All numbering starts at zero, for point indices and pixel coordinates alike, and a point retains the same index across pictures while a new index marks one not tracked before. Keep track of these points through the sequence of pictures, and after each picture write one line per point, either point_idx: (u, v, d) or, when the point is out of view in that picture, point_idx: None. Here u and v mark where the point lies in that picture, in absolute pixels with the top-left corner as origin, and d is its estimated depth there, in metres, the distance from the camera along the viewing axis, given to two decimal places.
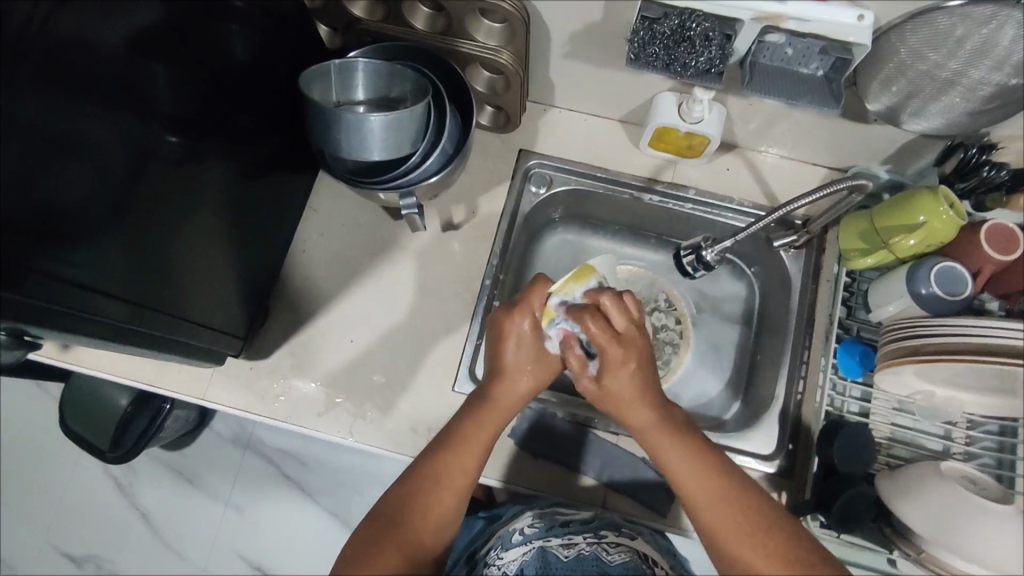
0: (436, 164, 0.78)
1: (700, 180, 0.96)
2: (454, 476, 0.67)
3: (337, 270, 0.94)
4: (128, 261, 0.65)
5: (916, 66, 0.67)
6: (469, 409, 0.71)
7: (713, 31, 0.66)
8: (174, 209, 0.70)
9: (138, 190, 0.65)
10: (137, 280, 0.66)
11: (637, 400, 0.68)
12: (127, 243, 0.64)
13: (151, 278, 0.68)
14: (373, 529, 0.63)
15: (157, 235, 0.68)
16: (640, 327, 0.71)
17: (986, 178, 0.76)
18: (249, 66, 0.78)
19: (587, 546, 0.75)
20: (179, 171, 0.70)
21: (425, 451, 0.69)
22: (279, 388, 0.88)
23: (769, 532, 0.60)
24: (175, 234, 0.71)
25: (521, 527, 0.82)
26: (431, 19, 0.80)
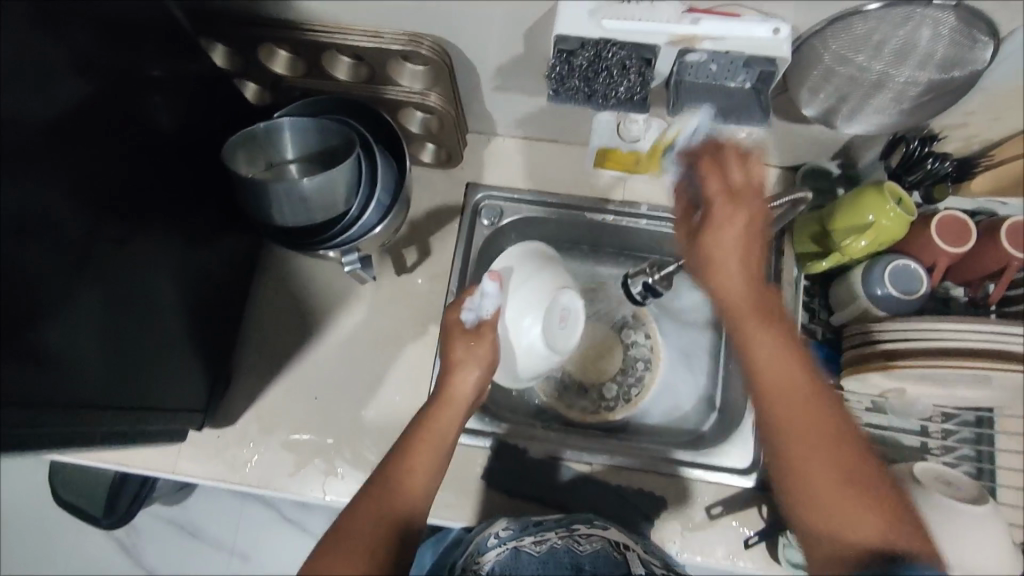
0: (375, 215, 0.77)
1: (651, 195, 0.94)
2: (415, 487, 0.64)
3: (294, 326, 0.93)
4: (97, 364, 0.65)
5: (841, 72, 0.65)
6: (419, 423, 0.69)
7: (629, 59, 0.64)
8: (134, 303, 0.70)
9: (101, 292, 0.65)
10: (102, 381, 0.67)
11: (739, 250, 0.58)
12: (95, 349, 0.65)
13: (117, 370, 0.69)
14: (335, 536, 0.59)
15: (125, 328, 0.69)
16: (758, 188, 0.60)
17: (932, 170, 0.75)
18: (179, 134, 0.76)
19: (560, 540, 0.77)
20: (131, 260, 0.69)
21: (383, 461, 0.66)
22: (247, 454, 0.87)
23: (855, 459, 0.54)
24: (138, 327, 0.71)
25: (496, 529, 0.78)
26: (355, 69, 0.80)
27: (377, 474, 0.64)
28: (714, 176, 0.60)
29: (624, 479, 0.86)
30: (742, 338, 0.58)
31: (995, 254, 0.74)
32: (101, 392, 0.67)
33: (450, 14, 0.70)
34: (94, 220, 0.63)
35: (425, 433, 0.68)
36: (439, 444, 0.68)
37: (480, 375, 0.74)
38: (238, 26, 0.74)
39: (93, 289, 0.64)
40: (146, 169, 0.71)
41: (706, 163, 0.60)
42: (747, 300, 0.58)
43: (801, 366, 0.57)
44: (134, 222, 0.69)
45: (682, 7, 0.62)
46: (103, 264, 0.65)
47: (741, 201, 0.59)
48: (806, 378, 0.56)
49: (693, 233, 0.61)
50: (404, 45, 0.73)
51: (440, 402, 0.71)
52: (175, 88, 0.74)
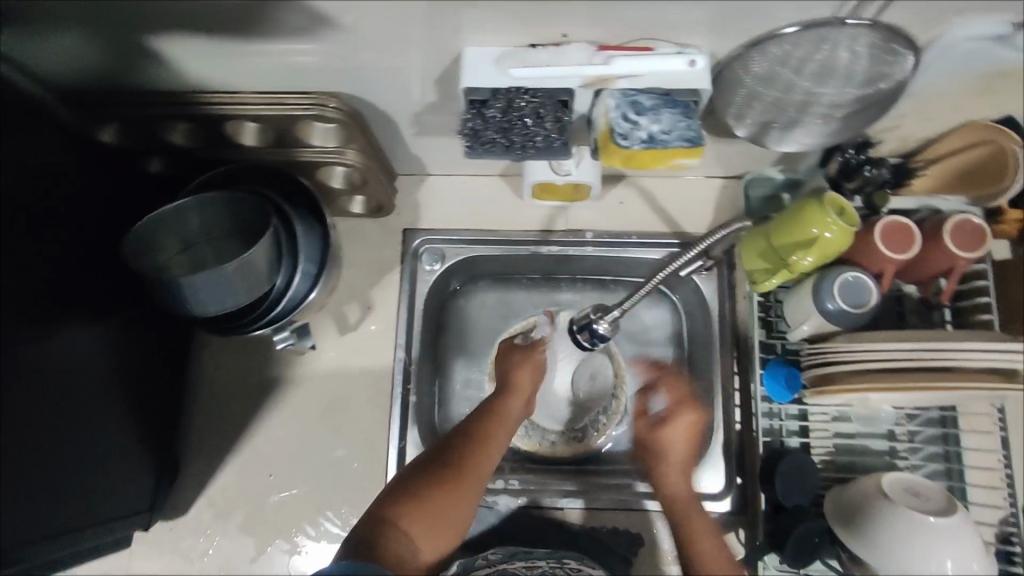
0: (303, 285, 0.74)
1: (595, 220, 0.91)
2: (484, 464, 0.67)
3: (239, 401, 0.88)
4: (26, 500, 0.60)
5: (765, 94, 0.63)
6: (495, 409, 0.73)
7: (543, 107, 0.62)
8: (66, 422, 0.65)
9: (31, 421, 0.60)
10: (31, 515, 0.62)
11: (678, 469, 0.76)
12: (25, 483, 0.60)
13: (50, 498, 0.64)
14: (405, 507, 0.61)
15: (58, 451, 0.64)
16: (694, 406, 0.77)
17: (869, 177, 0.74)
18: (91, 224, 0.70)
19: (550, 570, 0.73)
20: (58, 375, 0.64)
21: (446, 441, 0.68)
22: (204, 543, 0.83)
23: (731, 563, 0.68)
24: (68, 445, 0.66)
25: (485, 553, 0.77)
26: (260, 133, 0.75)
27: (449, 452, 0.66)
28: (673, 390, 0.79)
29: (598, 519, 0.84)
30: (671, 512, 0.73)
31: (943, 254, 0.72)
32: (30, 527, 0.62)
33: (354, 72, 0.66)
34: (15, 338, 0.57)
35: (498, 422, 0.71)
36: (508, 430, 0.72)
37: (535, 373, 0.79)
38: (134, 107, 0.71)
39: (22, 422, 0.58)
40: (59, 266, 0.65)
41: (661, 379, 0.81)
42: (688, 498, 0.73)
43: (692, 508, 0.72)
44: (56, 337, 0.64)
45: (591, 46, 0.58)
46: (31, 387, 0.60)
47: (690, 408, 0.77)
48: (694, 508, 0.72)
49: (652, 423, 0.77)
50: (309, 107, 0.69)
51: (511, 393, 0.75)
52: (76, 173, 0.68)
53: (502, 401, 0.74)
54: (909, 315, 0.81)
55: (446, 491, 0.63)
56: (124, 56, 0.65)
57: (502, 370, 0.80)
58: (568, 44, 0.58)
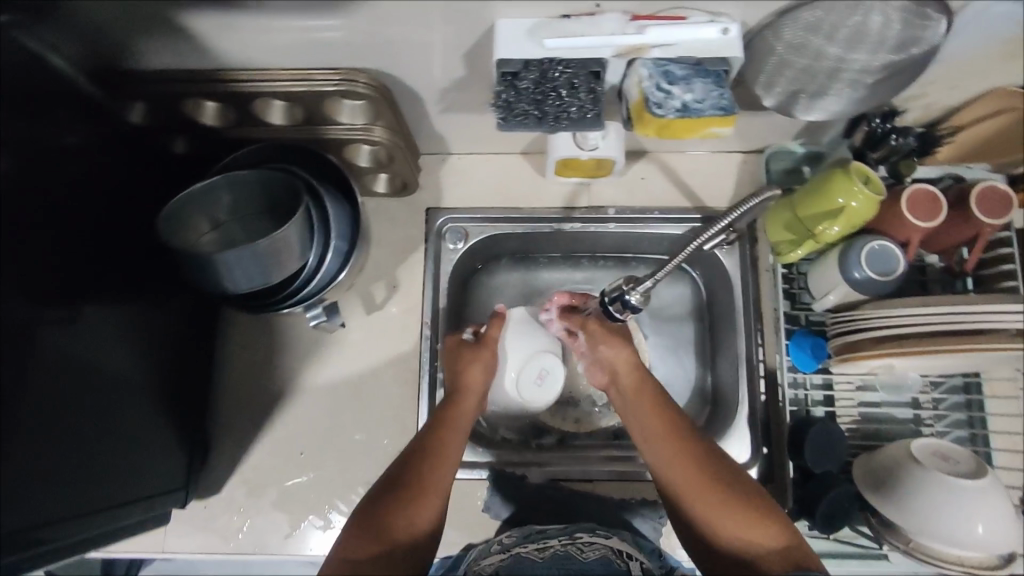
0: (333, 263, 0.74)
1: (617, 197, 0.92)
2: (438, 473, 0.66)
3: (268, 381, 0.89)
4: (63, 476, 0.61)
5: (795, 62, 0.63)
6: (444, 411, 0.73)
7: (577, 77, 0.63)
8: (98, 400, 0.66)
9: (62, 400, 0.61)
10: (69, 492, 0.62)
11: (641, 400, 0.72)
12: (60, 464, 0.61)
13: (86, 476, 0.65)
14: (371, 534, 0.60)
15: (91, 429, 0.65)
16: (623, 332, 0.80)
17: (895, 146, 0.75)
18: (115, 204, 0.70)
19: (562, 546, 0.73)
20: (87, 354, 0.64)
21: (403, 458, 0.67)
22: (238, 521, 0.84)
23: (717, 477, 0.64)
24: (101, 427, 0.66)
25: (500, 537, 0.79)
26: (289, 111, 0.75)
27: (407, 471, 0.65)
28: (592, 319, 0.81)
29: (626, 491, 0.85)
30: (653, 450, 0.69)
31: (969, 223, 0.73)
32: (70, 504, 0.63)
33: (382, 47, 0.66)
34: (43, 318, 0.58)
35: (450, 426, 0.71)
36: (460, 433, 0.71)
37: (487, 369, 0.78)
38: (162, 84, 0.70)
39: (50, 400, 0.59)
40: (88, 247, 0.66)
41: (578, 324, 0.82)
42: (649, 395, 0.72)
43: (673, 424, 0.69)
44: (84, 317, 0.64)
45: (625, 15, 0.58)
46: (59, 367, 0.60)
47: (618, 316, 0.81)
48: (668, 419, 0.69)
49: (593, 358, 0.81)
50: (338, 84, 0.69)
51: (463, 392, 0.75)
52: (101, 154, 0.68)
53: (456, 401, 0.74)
54: (932, 284, 0.81)
55: (409, 509, 0.62)
56: (154, 35, 0.65)
57: (454, 371, 0.78)
58: (601, 14, 0.58)
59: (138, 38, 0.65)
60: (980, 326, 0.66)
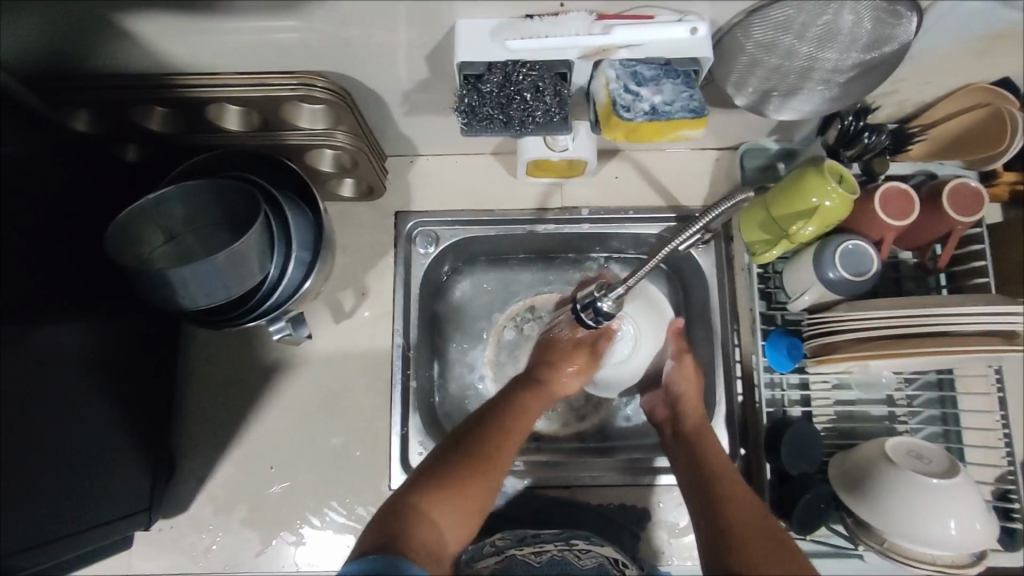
0: (297, 274, 0.72)
1: (591, 196, 0.90)
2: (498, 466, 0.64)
3: (235, 394, 0.86)
4: (16, 509, 0.58)
5: (766, 61, 0.61)
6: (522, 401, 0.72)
7: (542, 79, 0.60)
8: (53, 425, 0.63)
9: (13, 427, 0.58)
10: (23, 522, 0.59)
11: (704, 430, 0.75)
12: (12, 497, 0.58)
13: (43, 504, 0.62)
14: (435, 497, 0.58)
15: (47, 457, 0.62)
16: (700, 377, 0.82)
17: (868, 145, 0.73)
18: (60, 217, 0.66)
19: (557, 551, 0.73)
20: (39, 377, 0.61)
21: (473, 432, 0.66)
22: (207, 539, 0.81)
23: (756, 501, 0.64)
24: (56, 453, 0.63)
25: (492, 539, 0.77)
26: (244, 116, 0.72)
27: (476, 454, 0.63)
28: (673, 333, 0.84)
29: (605, 496, 0.84)
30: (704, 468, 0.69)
31: (943, 220, 0.73)
32: (26, 535, 0.60)
33: (339, 48, 0.63)
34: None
35: (523, 410, 0.70)
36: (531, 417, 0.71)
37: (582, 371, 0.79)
38: (110, 91, 0.67)
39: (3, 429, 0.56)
40: (32, 265, 0.62)
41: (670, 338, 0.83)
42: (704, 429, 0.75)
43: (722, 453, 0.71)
44: (33, 339, 0.61)
45: (591, 14, 0.56)
46: (6, 392, 0.57)
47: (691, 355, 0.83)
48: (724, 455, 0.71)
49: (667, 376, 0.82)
50: (295, 89, 0.66)
51: (548, 381, 0.76)
52: (43, 162, 0.64)
53: (534, 390, 0.74)
54: (906, 281, 0.82)
55: (477, 478, 0.61)
56: (94, 38, 0.61)
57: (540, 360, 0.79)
58: (565, 13, 0.56)
59: (77, 41, 0.61)
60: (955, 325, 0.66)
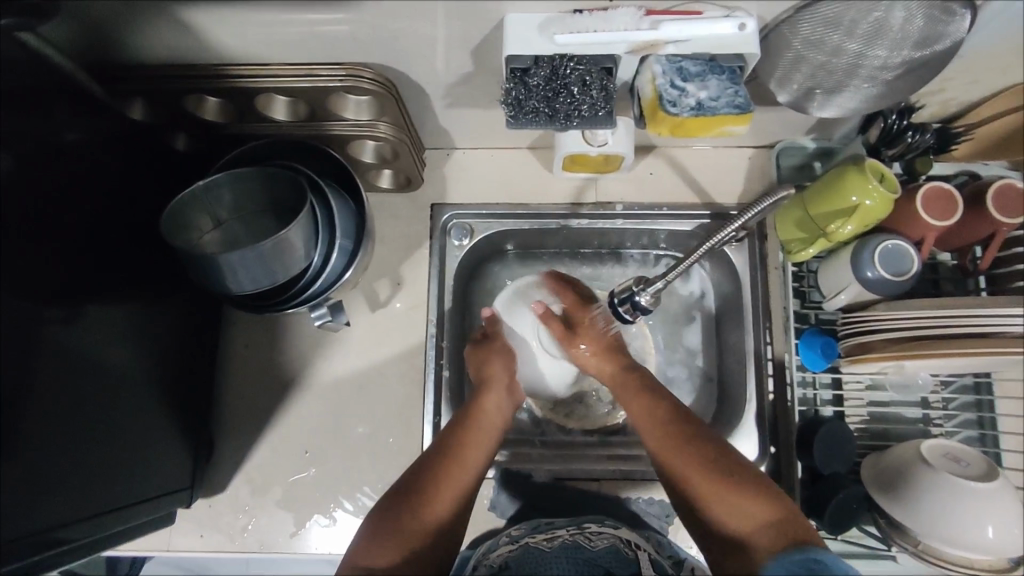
0: (339, 263, 0.73)
1: (625, 192, 0.90)
2: (462, 469, 0.71)
3: (272, 379, 0.88)
4: (67, 482, 0.60)
5: (811, 59, 0.62)
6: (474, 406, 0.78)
7: (588, 74, 0.61)
8: (102, 402, 0.65)
9: (67, 402, 0.60)
10: (73, 495, 0.62)
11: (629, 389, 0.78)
12: (64, 469, 0.60)
13: (91, 478, 0.64)
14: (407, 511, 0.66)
15: (96, 433, 0.64)
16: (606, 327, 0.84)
17: (912, 143, 0.73)
18: (115, 201, 0.68)
19: (570, 536, 0.73)
20: (92, 356, 0.63)
21: (419, 471, 0.70)
22: (243, 519, 0.83)
23: (703, 451, 0.67)
24: (105, 429, 0.65)
25: (509, 530, 0.78)
26: (291, 107, 0.73)
27: (435, 463, 0.70)
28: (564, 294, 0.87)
29: (634, 490, 0.84)
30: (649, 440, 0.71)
31: (986, 222, 0.72)
32: (75, 508, 0.62)
33: (389, 40, 0.64)
34: (38, 319, 0.56)
35: (469, 440, 0.74)
36: (480, 444, 0.74)
37: (509, 364, 0.83)
38: (165, 80, 0.68)
39: (56, 403, 0.58)
40: (90, 248, 0.64)
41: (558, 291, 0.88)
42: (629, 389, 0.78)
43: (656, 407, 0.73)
44: (89, 317, 0.63)
45: (638, 10, 0.57)
46: (62, 368, 0.59)
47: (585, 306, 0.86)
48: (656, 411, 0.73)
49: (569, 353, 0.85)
50: (341, 80, 0.67)
51: (484, 384, 0.81)
52: (99, 148, 0.67)
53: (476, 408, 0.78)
54: (944, 282, 0.81)
55: (442, 488, 0.68)
56: (154, 28, 0.63)
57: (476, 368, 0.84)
58: (615, 9, 0.57)
59: (135, 30, 0.63)
60: (1001, 327, 0.65)
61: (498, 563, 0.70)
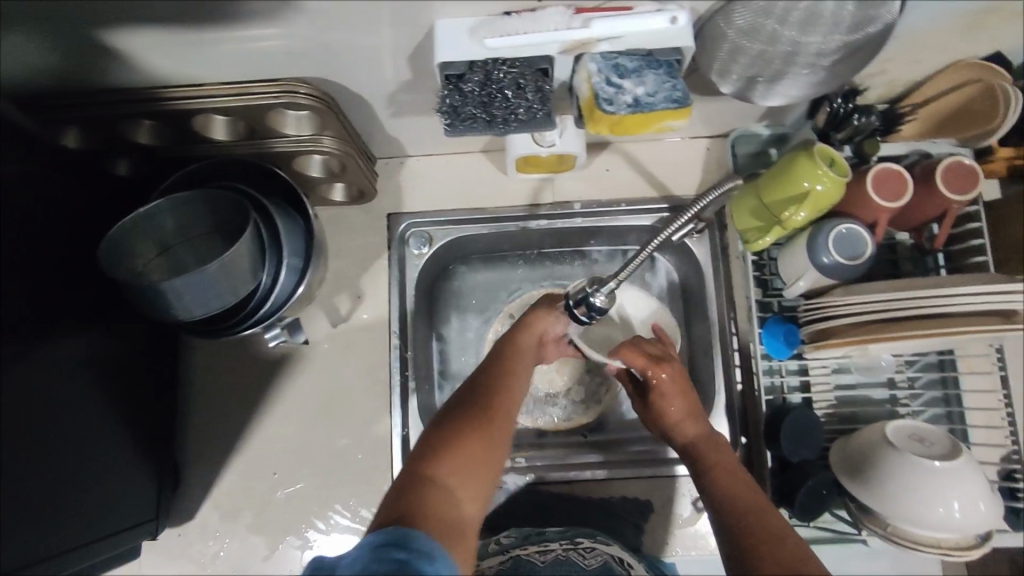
0: (290, 281, 0.72)
1: (582, 191, 0.89)
2: (504, 407, 0.60)
3: (235, 401, 0.87)
4: (21, 525, 0.59)
5: (748, 48, 0.61)
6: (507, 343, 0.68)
7: (523, 76, 0.60)
8: (57, 440, 0.63)
9: (17, 442, 0.58)
10: (29, 538, 0.60)
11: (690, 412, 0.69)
12: (17, 512, 0.58)
13: (47, 518, 0.62)
14: (446, 453, 0.53)
15: (54, 471, 0.63)
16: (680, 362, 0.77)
17: (859, 126, 0.73)
18: (55, 236, 0.67)
19: (563, 551, 0.72)
20: (43, 393, 0.62)
21: (469, 388, 0.61)
22: (214, 546, 0.82)
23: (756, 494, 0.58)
24: (62, 468, 0.64)
25: (497, 537, 0.78)
26: (231, 126, 0.72)
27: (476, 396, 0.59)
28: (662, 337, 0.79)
29: (609, 490, 0.84)
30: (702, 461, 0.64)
31: (938, 199, 0.72)
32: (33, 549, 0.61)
33: (320, 53, 0.63)
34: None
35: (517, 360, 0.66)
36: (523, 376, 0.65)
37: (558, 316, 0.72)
38: (96, 107, 0.67)
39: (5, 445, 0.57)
40: (33, 285, 0.63)
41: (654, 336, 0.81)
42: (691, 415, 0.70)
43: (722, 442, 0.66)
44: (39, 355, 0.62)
45: (569, 9, 0.55)
46: (12, 409, 0.57)
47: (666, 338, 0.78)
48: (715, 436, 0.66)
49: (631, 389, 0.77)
50: (277, 96, 0.66)
51: (520, 328, 0.70)
52: (33, 180, 0.65)
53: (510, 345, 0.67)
54: (903, 262, 0.81)
55: (484, 424, 0.57)
56: (76, 55, 0.61)
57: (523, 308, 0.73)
58: (543, 9, 0.56)
59: (58, 58, 0.61)
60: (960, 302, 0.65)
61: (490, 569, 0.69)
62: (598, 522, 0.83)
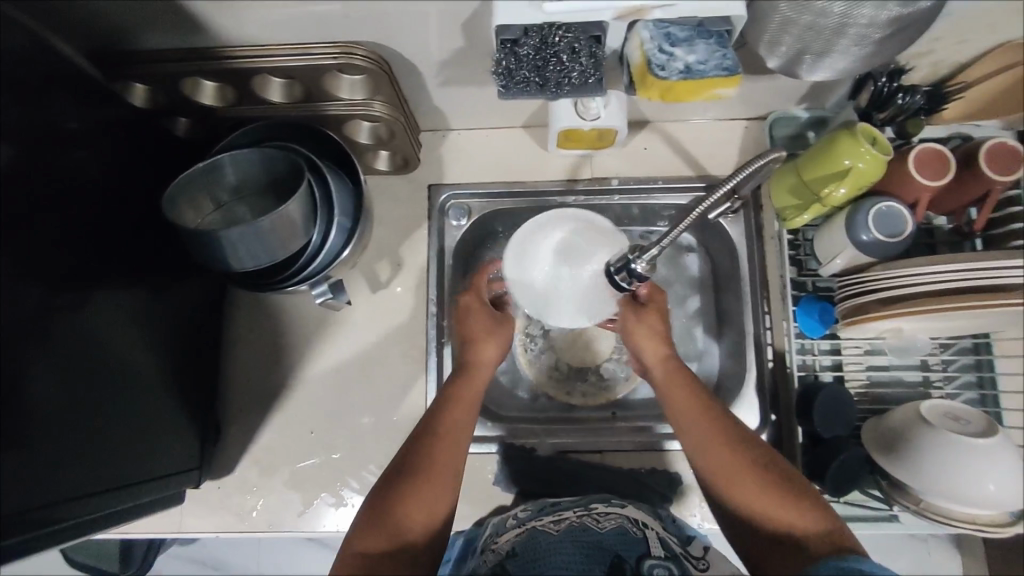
0: (338, 240, 0.74)
1: (621, 167, 0.91)
2: (443, 467, 0.66)
3: (276, 361, 0.89)
4: (82, 460, 0.61)
5: (798, 21, 0.62)
6: (451, 393, 0.73)
7: (578, 41, 0.62)
8: (112, 382, 0.66)
9: (76, 380, 0.61)
10: (89, 474, 0.63)
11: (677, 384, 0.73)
12: (78, 447, 0.61)
13: (104, 457, 0.64)
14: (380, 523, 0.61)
15: (110, 412, 0.65)
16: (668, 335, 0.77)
17: (902, 106, 0.73)
18: (114, 189, 0.69)
19: (577, 518, 0.69)
20: (99, 335, 0.64)
21: (408, 449, 0.67)
22: (252, 499, 0.85)
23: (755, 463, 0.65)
24: (117, 411, 0.66)
25: (515, 513, 0.76)
26: (288, 89, 0.75)
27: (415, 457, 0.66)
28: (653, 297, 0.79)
29: (638, 461, 0.85)
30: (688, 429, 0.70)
31: (980, 181, 0.72)
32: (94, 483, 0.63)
33: (379, 18, 0.65)
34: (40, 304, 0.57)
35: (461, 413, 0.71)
36: (461, 419, 0.71)
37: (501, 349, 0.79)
38: (162, 65, 0.70)
39: (64, 383, 0.59)
40: (93, 234, 0.65)
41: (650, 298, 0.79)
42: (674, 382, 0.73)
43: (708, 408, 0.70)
44: (95, 302, 0.64)
45: None
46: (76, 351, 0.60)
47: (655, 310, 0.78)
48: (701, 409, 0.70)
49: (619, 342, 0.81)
50: (336, 58, 0.69)
51: (470, 362, 0.77)
52: (99, 133, 0.68)
53: (455, 391, 0.73)
54: (940, 246, 0.81)
55: (419, 491, 0.64)
56: (147, 11, 0.64)
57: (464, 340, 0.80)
58: None
59: (129, 16, 0.64)
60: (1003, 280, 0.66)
61: (506, 549, 0.67)
62: (627, 491, 0.84)
